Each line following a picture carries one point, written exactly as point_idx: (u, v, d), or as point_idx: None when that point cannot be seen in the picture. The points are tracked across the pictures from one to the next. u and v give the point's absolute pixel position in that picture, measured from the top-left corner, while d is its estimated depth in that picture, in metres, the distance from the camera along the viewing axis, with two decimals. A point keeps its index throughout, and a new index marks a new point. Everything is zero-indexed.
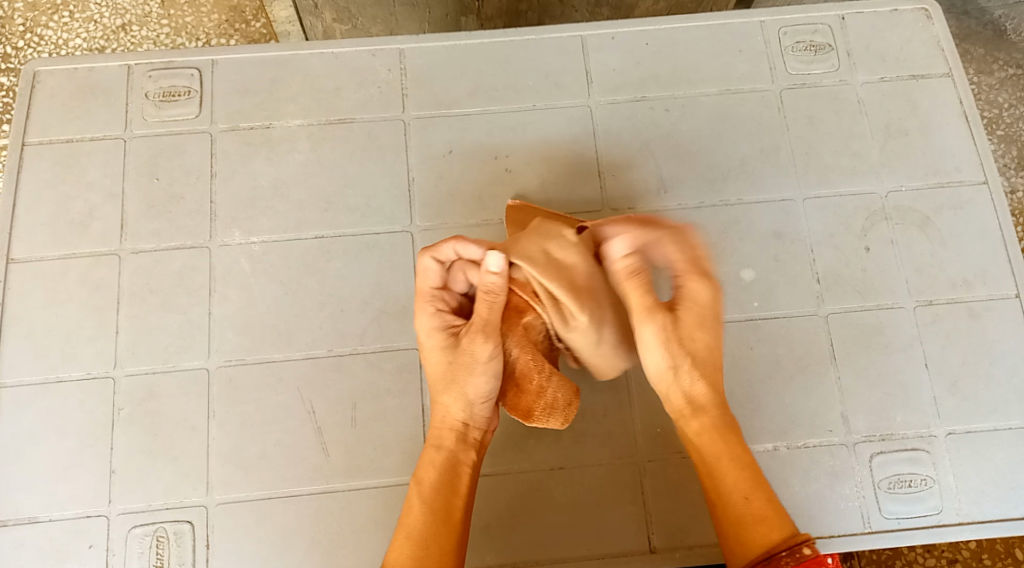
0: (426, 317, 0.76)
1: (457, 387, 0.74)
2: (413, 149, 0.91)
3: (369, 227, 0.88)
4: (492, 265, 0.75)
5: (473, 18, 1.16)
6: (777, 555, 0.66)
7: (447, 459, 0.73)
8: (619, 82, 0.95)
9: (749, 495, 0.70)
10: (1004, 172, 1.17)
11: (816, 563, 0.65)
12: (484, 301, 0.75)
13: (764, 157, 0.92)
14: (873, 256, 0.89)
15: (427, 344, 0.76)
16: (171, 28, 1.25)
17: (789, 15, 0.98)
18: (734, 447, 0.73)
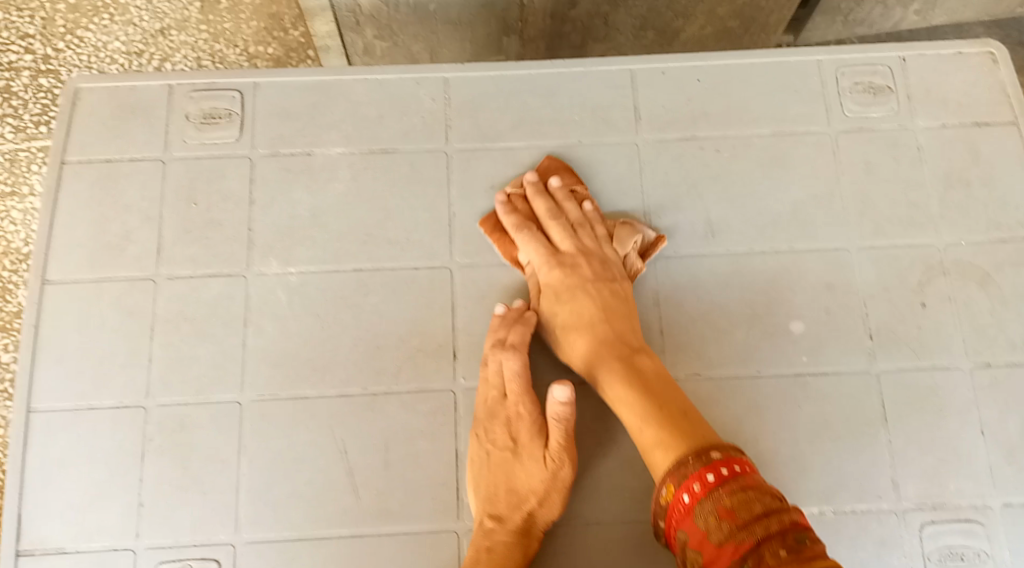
0: (530, 414, 0.78)
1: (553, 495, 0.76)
2: (456, 182, 0.90)
3: (408, 261, 0.86)
4: (558, 395, 0.75)
5: (514, 39, 1.33)
6: (686, 461, 0.71)
7: (523, 556, 0.76)
8: (669, 120, 0.92)
9: (645, 421, 0.76)
10: None
11: (727, 464, 0.70)
12: (558, 426, 0.76)
13: (818, 205, 0.89)
14: (929, 313, 0.86)
15: (524, 448, 0.78)
16: (211, 34, 1.28)
17: (848, 55, 0.94)
18: (620, 388, 0.78)
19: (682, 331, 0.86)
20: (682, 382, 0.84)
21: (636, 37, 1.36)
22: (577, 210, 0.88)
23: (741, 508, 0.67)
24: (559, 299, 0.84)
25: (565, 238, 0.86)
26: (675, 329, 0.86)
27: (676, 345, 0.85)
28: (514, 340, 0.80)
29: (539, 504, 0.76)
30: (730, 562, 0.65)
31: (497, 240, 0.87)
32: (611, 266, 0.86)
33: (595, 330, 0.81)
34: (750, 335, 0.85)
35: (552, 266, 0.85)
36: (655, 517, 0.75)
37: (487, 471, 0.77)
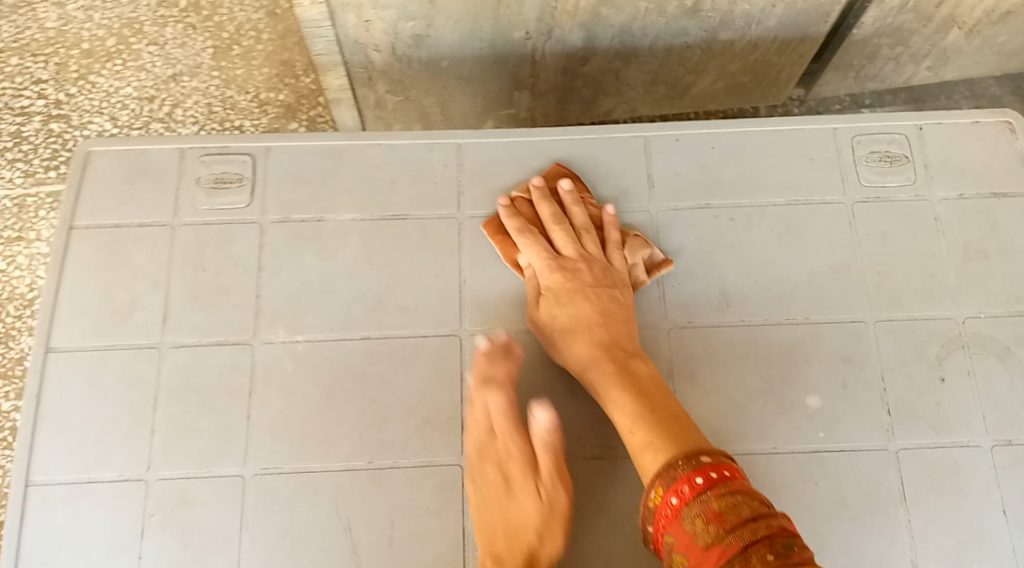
0: (519, 445, 0.76)
1: (552, 530, 0.75)
2: (467, 249, 0.88)
3: (417, 329, 0.84)
4: (541, 421, 0.76)
5: (525, 93, 1.34)
6: (676, 465, 0.71)
7: None
8: (682, 187, 0.91)
9: (637, 426, 0.75)
10: None
11: (716, 469, 0.69)
12: (547, 452, 0.75)
13: (835, 276, 0.88)
14: (949, 388, 0.84)
15: (518, 480, 0.76)
16: (222, 80, 1.31)
17: (864, 124, 0.94)
18: (615, 392, 0.77)
19: (696, 404, 0.84)
20: None
21: (647, 92, 1.37)
22: (582, 214, 0.88)
23: (728, 510, 0.66)
24: (558, 301, 0.83)
25: (569, 241, 0.86)
26: (688, 402, 0.84)
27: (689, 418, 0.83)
28: (499, 375, 0.79)
29: (538, 539, 0.74)
30: (715, 566, 0.64)
31: (500, 242, 0.87)
32: (613, 272, 0.85)
33: (593, 334, 0.81)
34: (765, 409, 0.83)
35: (552, 267, 0.85)
36: (643, 522, 0.74)
37: (482, 511, 0.76)
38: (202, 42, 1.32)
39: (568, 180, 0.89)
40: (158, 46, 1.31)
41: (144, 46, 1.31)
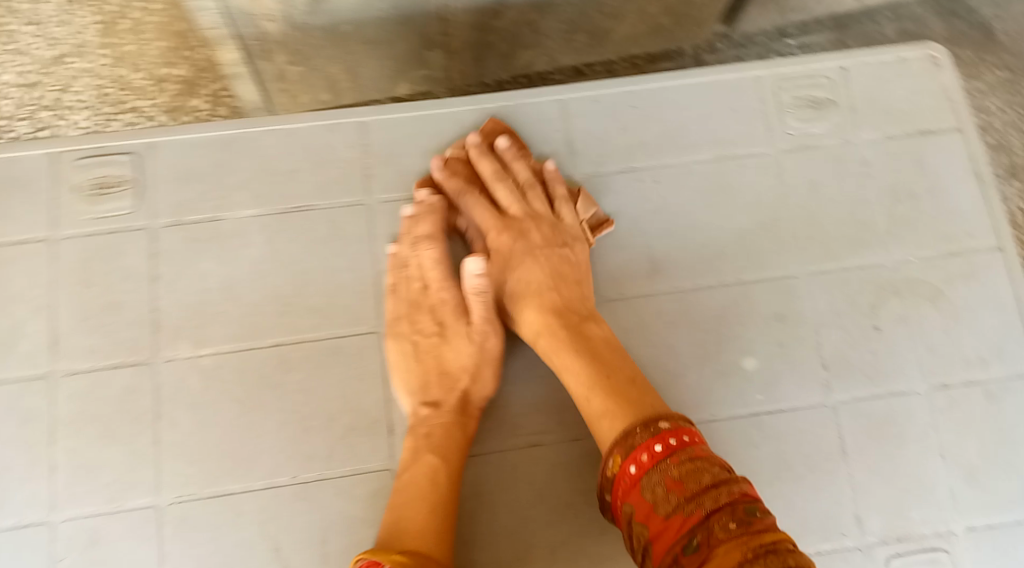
0: (453, 298, 0.81)
1: (485, 353, 0.79)
2: (381, 237, 0.82)
3: (332, 329, 0.79)
4: (473, 268, 0.77)
5: (438, 52, 1.26)
6: (633, 432, 0.68)
7: (463, 437, 0.76)
8: (603, 151, 0.86)
9: (592, 392, 0.72)
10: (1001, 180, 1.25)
11: (676, 435, 0.66)
12: (480, 301, 0.78)
13: (764, 232, 0.85)
14: (883, 337, 0.83)
15: (452, 333, 0.80)
16: (112, 58, 1.22)
17: (787, 68, 0.89)
18: (568, 357, 0.75)
19: None
20: None
21: (566, 42, 1.30)
22: (526, 171, 0.84)
23: (687, 478, 0.63)
24: (507, 267, 0.81)
25: (513, 198, 0.83)
26: None
27: None
28: (430, 232, 0.80)
29: (471, 380, 0.78)
30: (677, 537, 0.61)
31: (435, 203, 0.84)
32: (561, 230, 0.82)
33: (543, 299, 0.78)
34: (702, 376, 0.81)
35: (500, 229, 0.82)
36: (600, 492, 0.70)
37: (412, 362, 0.78)
38: (85, 16, 1.22)
39: (507, 136, 0.85)
40: (38, 25, 1.21)
41: (22, 26, 1.21)
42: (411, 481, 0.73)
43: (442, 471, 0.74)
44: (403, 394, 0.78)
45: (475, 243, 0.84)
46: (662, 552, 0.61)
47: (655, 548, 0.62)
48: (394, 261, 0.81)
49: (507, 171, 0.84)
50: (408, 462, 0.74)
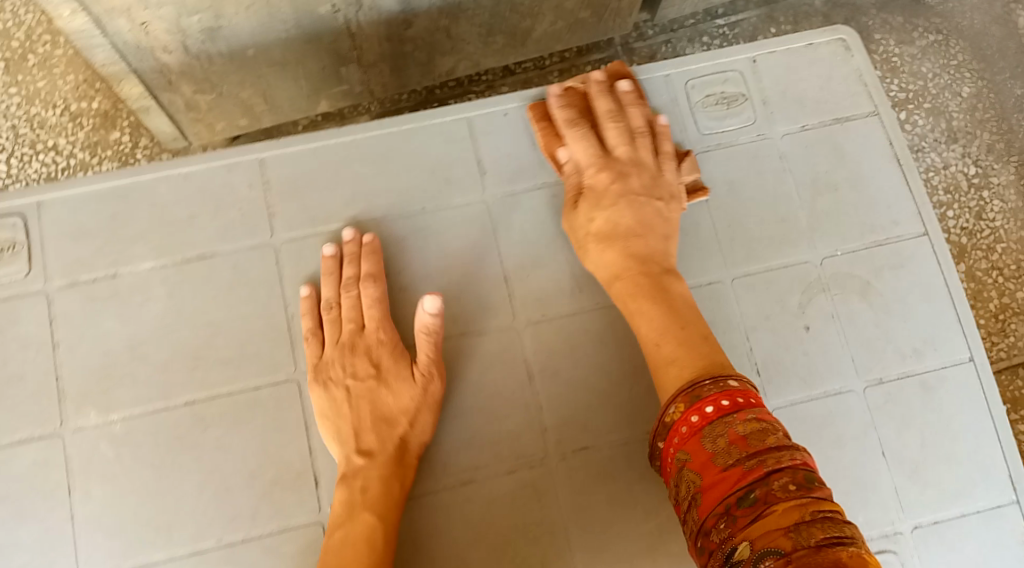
0: (392, 338, 0.77)
1: (427, 397, 0.75)
2: (290, 278, 0.79)
3: (246, 381, 0.76)
4: (428, 305, 0.76)
5: (353, 67, 1.22)
6: (700, 385, 0.67)
7: (401, 486, 0.73)
8: (516, 169, 0.84)
9: (662, 342, 0.72)
10: (938, 147, 1.28)
11: (743, 395, 0.66)
12: (427, 340, 0.76)
13: (686, 239, 0.83)
14: (814, 335, 0.82)
15: (391, 375, 0.76)
16: (24, 96, 1.22)
17: (696, 64, 0.88)
18: (646, 304, 0.74)
19: (563, 403, 0.78)
20: (569, 460, 0.77)
21: (486, 44, 1.28)
22: (641, 117, 0.82)
23: (753, 436, 0.62)
24: (597, 203, 0.79)
25: (622, 140, 0.81)
26: (555, 402, 0.78)
27: (558, 420, 0.78)
28: (366, 272, 0.78)
29: (410, 425, 0.74)
30: (733, 489, 0.60)
31: (544, 133, 0.83)
32: (661, 182, 0.81)
33: (629, 243, 0.77)
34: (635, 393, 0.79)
35: (598, 166, 0.80)
36: (654, 439, 0.70)
37: (351, 409, 0.75)
38: None
39: (630, 82, 0.84)
40: None
41: None
42: (344, 542, 0.70)
43: (379, 529, 0.71)
44: (334, 444, 0.74)
45: (565, 177, 0.82)
46: (713, 501, 0.61)
47: (707, 497, 0.62)
48: (310, 302, 0.78)
49: (623, 114, 0.82)
50: (344, 518, 0.71)
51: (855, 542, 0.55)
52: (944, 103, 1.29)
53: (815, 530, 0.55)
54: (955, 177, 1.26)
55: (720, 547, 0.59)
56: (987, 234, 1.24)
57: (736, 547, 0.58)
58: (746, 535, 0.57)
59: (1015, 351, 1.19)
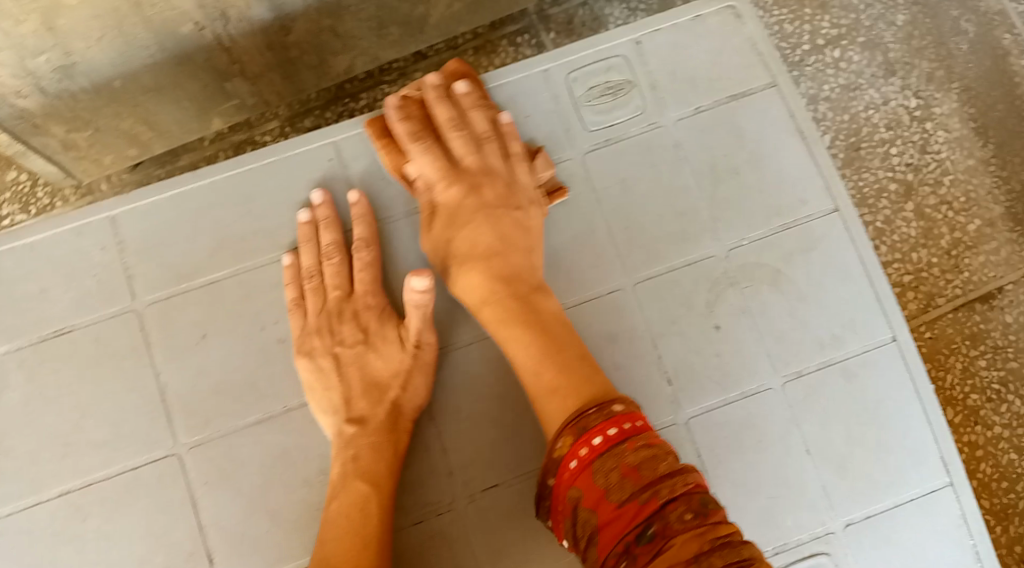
0: (378, 305, 0.76)
1: (420, 364, 0.74)
2: (158, 345, 0.75)
3: (123, 462, 0.72)
4: (417, 286, 0.71)
5: (238, 81, 1.09)
6: (585, 414, 0.64)
7: (396, 453, 0.72)
8: (393, 195, 0.79)
9: (540, 369, 0.69)
10: (875, 83, 1.15)
11: (630, 419, 0.62)
12: (419, 313, 0.73)
13: (581, 247, 0.79)
14: (725, 334, 0.77)
15: (380, 343, 0.75)
16: None
17: (576, 55, 0.83)
18: (517, 329, 0.71)
19: (466, 440, 0.75)
20: (480, 500, 0.74)
21: (380, 38, 1.14)
22: (482, 123, 0.77)
23: (643, 465, 0.59)
24: (456, 220, 0.75)
25: (468, 149, 0.76)
26: (458, 441, 0.75)
27: (463, 460, 0.75)
28: (356, 236, 0.77)
29: (402, 391, 0.73)
30: (631, 525, 0.57)
31: (386, 146, 0.78)
32: (518, 190, 0.77)
33: (491, 263, 0.73)
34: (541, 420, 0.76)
35: (446, 184, 0.76)
36: (542, 475, 0.65)
37: (343, 378, 0.73)
38: None
39: (474, 81, 0.78)
40: None
41: None
42: (341, 515, 0.69)
43: (375, 498, 0.70)
44: (325, 414, 0.73)
45: (416, 195, 0.78)
46: (612, 540, 0.58)
47: (604, 536, 0.59)
48: (293, 271, 0.76)
49: (464, 121, 0.77)
50: (337, 490, 0.70)
51: (755, 559, 0.54)
52: (880, 34, 1.16)
53: (715, 559, 0.54)
54: (897, 113, 1.14)
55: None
56: (933, 167, 1.11)
57: None
58: None
59: (971, 287, 1.08)
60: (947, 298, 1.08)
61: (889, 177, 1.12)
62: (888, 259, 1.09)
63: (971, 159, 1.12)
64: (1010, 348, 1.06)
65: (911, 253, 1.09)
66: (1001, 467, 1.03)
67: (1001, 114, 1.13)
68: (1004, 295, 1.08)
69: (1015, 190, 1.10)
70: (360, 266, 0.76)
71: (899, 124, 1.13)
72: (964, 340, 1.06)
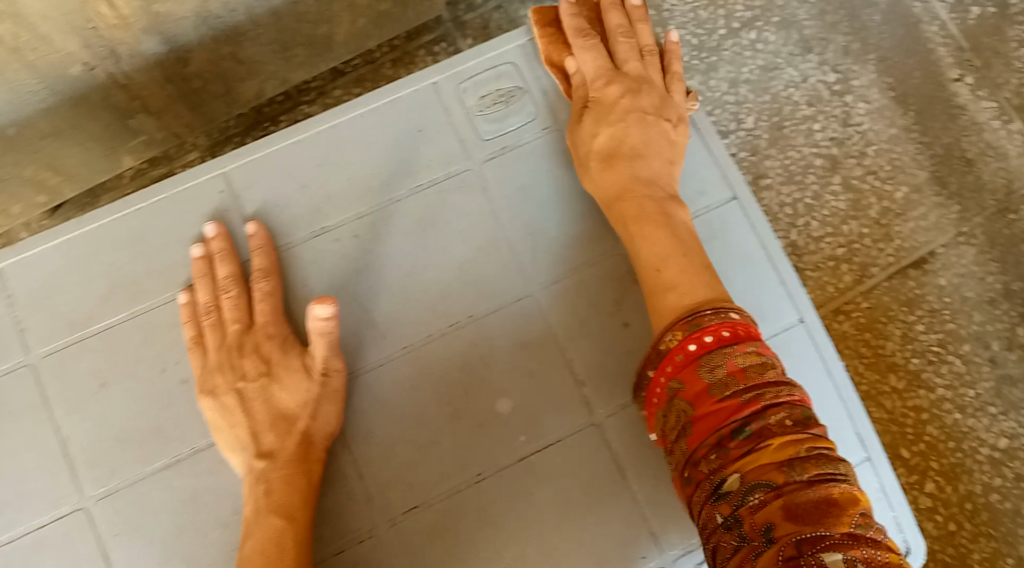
0: (280, 336, 0.73)
1: (328, 391, 0.71)
2: (57, 396, 0.73)
3: (28, 521, 0.70)
4: (320, 313, 0.68)
5: (143, 115, 1.05)
6: (703, 312, 0.65)
7: (311, 484, 0.70)
8: (288, 220, 0.78)
9: (688, 255, 0.70)
10: (792, 62, 1.16)
11: (743, 326, 0.64)
12: (324, 340, 0.70)
13: (484, 257, 0.78)
14: (635, 331, 0.78)
15: (284, 374, 0.72)
16: None
17: (464, 65, 0.83)
18: (650, 226, 0.72)
19: (382, 464, 0.74)
20: (401, 523, 0.73)
21: (287, 59, 1.12)
22: (647, 36, 0.82)
23: (751, 368, 0.60)
24: (602, 120, 0.77)
25: (632, 55, 0.80)
26: (374, 465, 0.74)
27: (381, 484, 0.74)
28: (256, 266, 0.75)
29: (311, 420, 0.71)
30: (728, 420, 0.59)
31: (548, 40, 0.82)
32: (670, 104, 0.80)
33: (630, 163, 0.75)
34: (457, 436, 0.75)
35: (605, 82, 0.78)
36: (643, 365, 0.68)
37: (247, 414, 0.71)
38: None
39: None
40: None
41: None
42: (257, 551, 0.66)
43: (291, 531, 0.67)
44: (234, 452, 0.71)
45: (573, 91, 0.80)
46: (706, 432, 0.60)
47: (696, 429, 0.60)
48: (190, 309, 0.74)
49: (630, 30, 0.82)
50: (252, 526, 0.68)
51: (848, 478, 0.54)
52: (793, 12, 1.18)
53: (808, 465, 0.54)
54: (816, 89, 1.16)
55: (708, 478, 0.58)
56: (857, 139, 1.14)
57: (726, 479, 0.57)
58: (737, 467, 0.56)
59: (904, 253, 1.09)
60: (881, 267, 1.09)
61: (814, 153, 1.13)
62: (820, 233, 1.11)
63: (892, 128, 1.14)
64: (946, 310, 1.07)
65: (842, 226, 1.11)
66: (948, 428, 1.04)
67: (917, 81, 1.15)
68: (936, 258, 1.09)
69: (937, 154, 1.13)
70: (259, 298, 0.74)
71: (822, 101, 1.15)
72: (901, 307, 1.08)
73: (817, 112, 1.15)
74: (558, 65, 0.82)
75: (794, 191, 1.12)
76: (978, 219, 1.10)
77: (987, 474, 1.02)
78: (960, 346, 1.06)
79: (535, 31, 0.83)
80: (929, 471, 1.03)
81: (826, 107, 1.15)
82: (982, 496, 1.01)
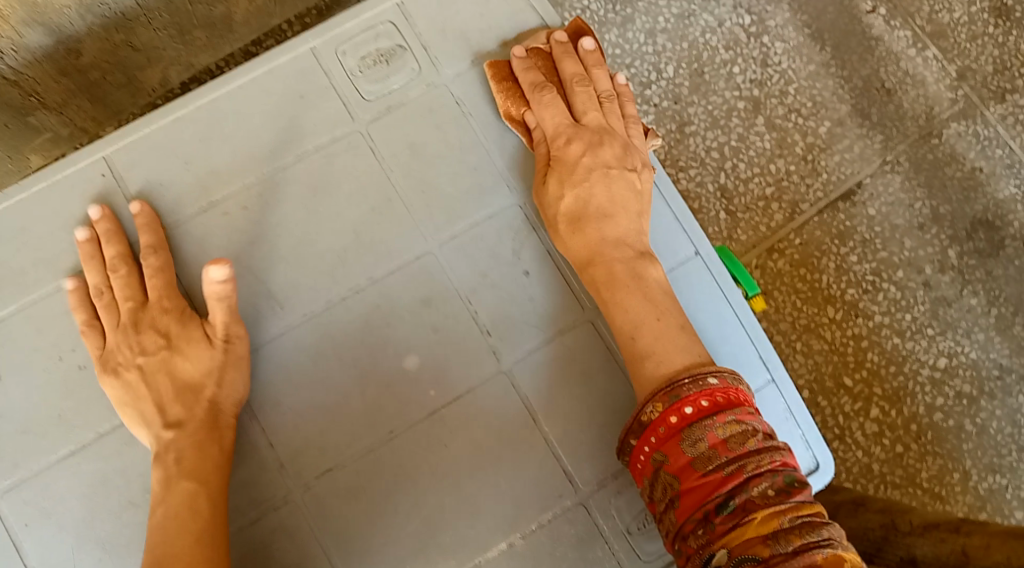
0: (177, 308, 0.73)
1: (231, 358, 0.71)
2: None
3: None
4: (217, 275, 0.68)
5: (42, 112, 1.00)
6: (682, 383, 0.67)
7: (222, 450, 0.70)
8: (173, 196, 0.77)
9: (662, 318, 0.72)
10: (707, 8, 1.16)
11: (723, 392, 0.66)
12: (222, 304, 0.70)
13: (380, 218, 0.78)
14: (534, 279, 0.78)
15: (185, 347, 0.72)
16: None
17: (340, 29, 0.82)
18: (624, 291, 0.73)
19: (292, 432, 0.74)
20: (316, 488, 0.73)
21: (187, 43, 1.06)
22: (604, 81, 0.82)
23: (732, 439, 0.63)
24: (568, 180, 0.77)
25: (592, 106, 0.80)
26: (283, 435, 0.74)
27: (292, 453, 0.74)
28: (146, 242, 0.74)
29: (217, 387, 0.71)
30: (714, 495, 0.61)
31: (507, 93, 0.80)
32: (633, 151, 0.80)
33: (600, 226, 0.75)
34: (365, 398, 0.75)
35: (567, 139, 0.78)
36: (624, 433, 0.69)
37: (152, 388, 0.71)
38: None
39: (590, 40, 0.84)
40: None
41: None
42: (168, 517, 0.66)
43: (204, 494, 0.67)
44: (140, 427, 0.71)
45: (535, 146, 0.80)
46: (693, 506, 0.62)
47: (685, 502, 0.62)
48: (80, 295, 0.74)
49: (587, 79, 0.82)
50: (162, 496, 0.67)
51: (833, 542, 0.56)
52: None
53: (792, 536, 0.56)
54: (734, 33, 1.15)
55: (698, 553, 0.60)
56: (777, 79, 1.14)
57: (714, 554, 0.58)
58: (724, 542, 0.58)
59: (832, 187, 1.11)
60: (812, 203, 1.10)
61: (736, 96, 1.13)
62: (749, 174, 1.10)
63: (811, 65, 1.14)
64: (878, 239, 1.09)
65: (769, 165, 1.11)
66: (888, 353, 1.06)
67: (832, 16, 1.16)
68: (864, 189, 1.11)
69: (857, 86, 1.14)
70: (149, 272, 0.73)
71: (739, 44, 1.15)
72: (833, 240, 1.09)
73: (735, 54, 1.14)
74: (519, 119, 0.80)
75: (719, 136, 1.11)
76: (901, 147, 1.12)
77: (927, 394, 1.05)
78: (894, 273, 1.08)
79: (494, 85, 0.81)
80: (873, 397, 1.05)
81: (744, 50, 1.15)
82: (926, 416, 1.04)
